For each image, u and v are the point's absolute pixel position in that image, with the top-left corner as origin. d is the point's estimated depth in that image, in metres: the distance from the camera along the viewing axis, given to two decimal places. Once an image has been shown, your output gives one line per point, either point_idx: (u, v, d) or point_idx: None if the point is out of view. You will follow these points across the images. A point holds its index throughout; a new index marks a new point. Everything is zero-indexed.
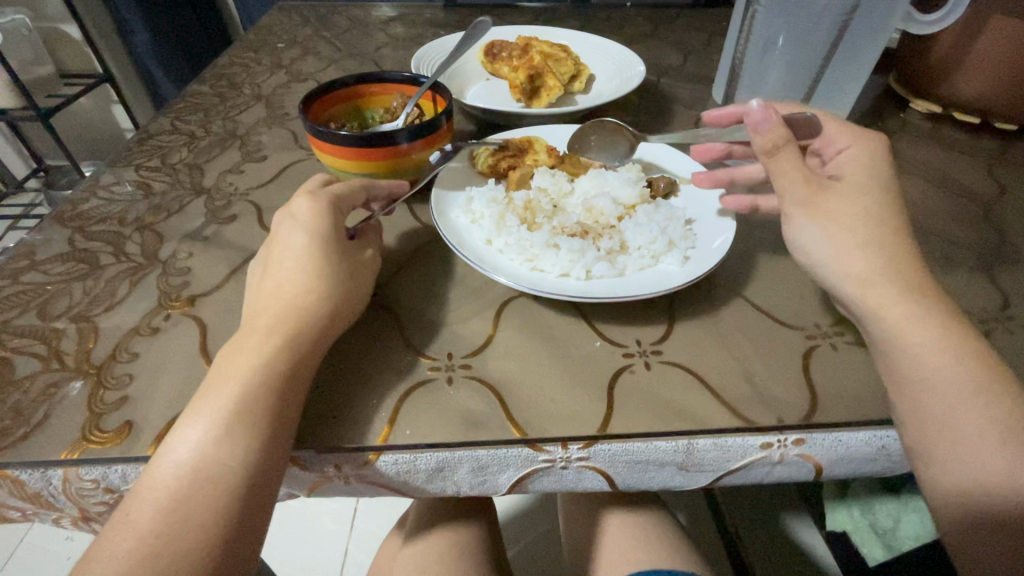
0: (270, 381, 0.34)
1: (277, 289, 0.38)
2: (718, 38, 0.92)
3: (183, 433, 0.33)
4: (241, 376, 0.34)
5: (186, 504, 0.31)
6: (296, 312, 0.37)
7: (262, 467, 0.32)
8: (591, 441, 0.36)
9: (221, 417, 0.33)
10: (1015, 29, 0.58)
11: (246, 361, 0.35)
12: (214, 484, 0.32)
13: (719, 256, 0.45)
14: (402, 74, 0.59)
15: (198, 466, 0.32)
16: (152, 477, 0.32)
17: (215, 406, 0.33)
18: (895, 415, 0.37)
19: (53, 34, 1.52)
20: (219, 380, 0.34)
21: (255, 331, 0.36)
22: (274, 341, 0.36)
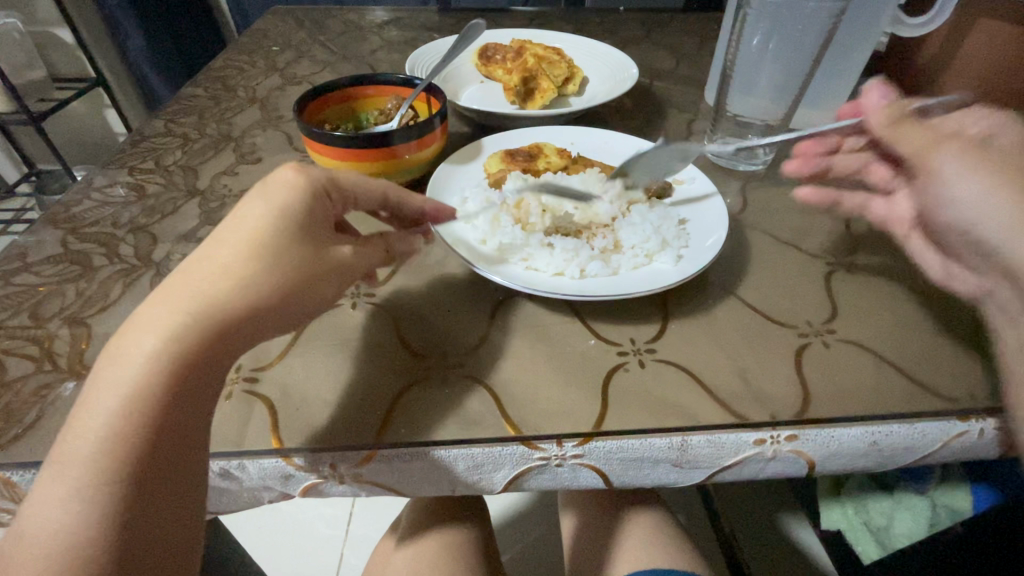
0: (150, 407, 0.29)
1: (177, 284, 0.31)
2: (710, 41, 0.93)
3: (56, 471, 0.29)
4: (116, 402, 0.29)
5: (66, 562, 0.27)
6: (200, 315, 0.31)
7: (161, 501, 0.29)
8: (586, 438, 0.36)
9: (95, 450, 0.28)
10: (999, 31, 0.59)
11: (128, 381, 0.29)
12: (93, 537, 0.28)
13: (711, 254, 0.45)
14: (396, 76, 0.60)
15: (71, 518, 0.28)
16: (26, 525, 0.28)
17: (85, 437, 0.29)
18: (887, 411, 0.37)
19: (46, 39, 1.52)
20: (91, 404, 0.29)
21: (142, 341, 0.30)
22: (157, 354, 0.30)
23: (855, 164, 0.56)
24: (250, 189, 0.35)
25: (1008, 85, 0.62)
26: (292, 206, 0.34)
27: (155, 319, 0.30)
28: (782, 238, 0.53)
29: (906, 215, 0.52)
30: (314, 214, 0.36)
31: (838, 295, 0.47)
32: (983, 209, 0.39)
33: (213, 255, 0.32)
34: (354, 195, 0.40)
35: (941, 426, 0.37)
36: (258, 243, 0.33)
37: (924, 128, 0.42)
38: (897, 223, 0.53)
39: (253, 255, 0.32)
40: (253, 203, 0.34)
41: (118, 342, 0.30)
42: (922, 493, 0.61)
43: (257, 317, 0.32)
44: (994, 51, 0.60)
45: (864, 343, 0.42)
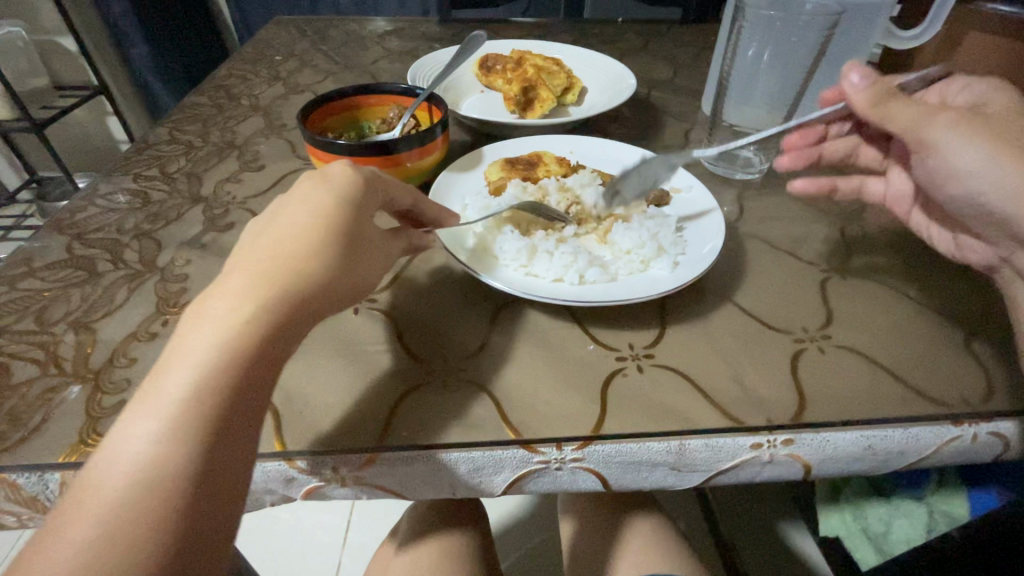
0: (234, 369, 0.30)
1: (255, 254, 0.34)
2: (707, 52, 0.95)
3: (132, 420, 0.29)
4: (196, 358, 0.30)
5: (132, 510, 0.27)
6: (276, 284, 0.32)
7: (235, 459, 0.29)
8: (585, 442, 0.36)
9: (178, 400, 0.29)
10: (988, 44, 0.60)
11: (207, 336, 0.30)
12: (163, 489, 0.27)
13: (708, 261, 0.46)
14: (398, 86, 0.61)
15: (144, 467, 0.27)
16: (95, 471, 0.28)
17: (165, 388, 0.29)
18: (880, 416, 0.38)
19: (50, 47, 1.53)
20: (172, 356, 0.30)
21: (219, 303, 0.31)
22: (242, 317, 0.31)
23: (840, 151, 0.63)
24: (314, 179, 0.38)
25: None
26: (357, 197, 0.37)
27: (237, 286, 0.32)
28: (778, 245, 0.54)
29: (906, 190, 0.58)
30: (367, 203, 0.38)
31: (833, 302, 0.47)
32: (987, 166, 0.42)
33: (291, 232, 0.34)
34: (393, 196, 0.41)
35: (934, 431, 0.38)
36: (327, 226, 0.35)
37: (906, 103, 0.45)
38: (896, 201, 0.59)
39: (320, 236, 0.34)
40: (323, 190, 0.37)
41: (202, 304, 0.32)
42: (920, 499, 0.60)
43: (324, 295, 0.34)
44: (985, 63, 0.62)
45: (859, 348, 0.43)
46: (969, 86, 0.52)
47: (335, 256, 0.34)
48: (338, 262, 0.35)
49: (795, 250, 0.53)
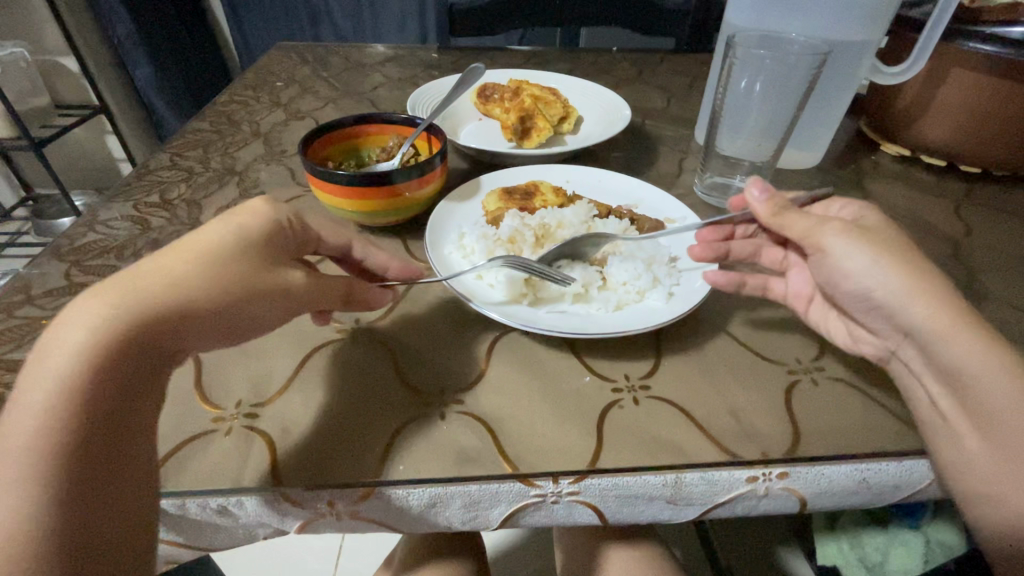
0: (69, 398, 0.30)
1: (111, 286, 0.33)
2: (699, 82, 0.97)
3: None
4: (44, 394, 0.30)
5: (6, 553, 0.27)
6: (123, 309, 0.32)
7: (100, 496, 0.29)
8: (582, 476, 0.36)
9: (25, 439, 0.29)
10: (971, 80, 0.63)
11: (55, 367, 0.30)
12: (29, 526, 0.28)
13: (703, 293, 0.47)
14: (398, 116, 0.62)
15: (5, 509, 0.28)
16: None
17: (19, 427, 0.29)
18: (873, 450, 0.38)
19: (52, 67, 1.55)
20: (25, 395, 0.30)
21: (68, 336, 0.31)
22: (91, 345, 0.31)
23: (747, 250, 0.52)
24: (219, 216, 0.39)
25: (982, 130, 0.65)
26: (255, 228, 0.38)
27: (81, 315, 0.32)
28: None
29: (804, 291, 0.48)
30: (277, 231, 0.39)
31: (826, 334, 0.48)
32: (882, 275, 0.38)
33: (151, 265, 0.35)
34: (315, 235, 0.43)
35: (927, 464, 0.38)
36: (206, 254, 0.35)
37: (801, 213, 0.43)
38: (795, 300, 0.49)
39: (193, 265, 0.35)
40: (212, 226, 0.37)
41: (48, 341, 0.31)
42: (916, 528, 0.61)
43: (194, 316, 0.34)
44: (968, 99, 0.64)
45: (852, 381, 0.43)
46: (847, 205, 0.49)
47: (205, 282, 0.34)
48: (207, 284, 0.34)
49: None
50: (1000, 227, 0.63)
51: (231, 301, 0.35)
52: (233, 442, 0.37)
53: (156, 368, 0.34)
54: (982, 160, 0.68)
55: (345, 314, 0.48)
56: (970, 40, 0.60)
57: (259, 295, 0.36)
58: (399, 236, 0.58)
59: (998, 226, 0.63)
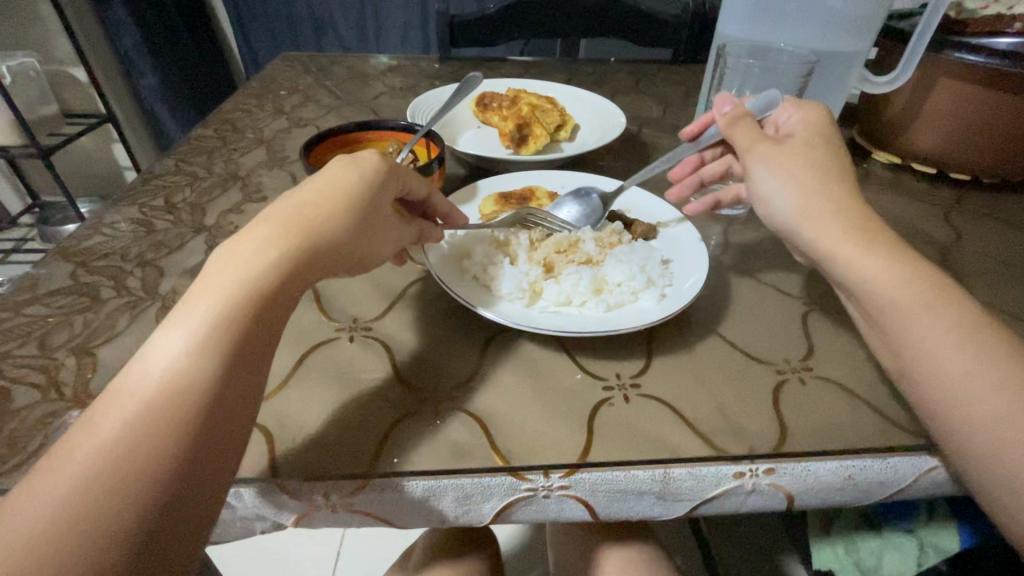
0: (241, 305, 0.33)
1: (279, 211, 0.37)
2: (695, 93, 0.99)
3: (155, 345, 0.31)
4: (219, 294, 0.33)
5: (147, 424, 0.28)
6: (294, 234, 0.36)
7: (245, 397, 0.32)
8: (572, 470, 0.37)
9: (202, 330, 0.31)
10: (958, 89, 0.64)
11: (235, 273, 0.34)
12: (180, 406, 0.29)
13: (694, 293, 0.48)
14: (398, 123, 0.64)
15: (164, 381, 0.30)
16: (124, 381, 0.30)
17: (192, 317, 0.32)
18: (860, 446, 0.39)
19: (60, 77, 1.57)
20: (195, 295, 0.33)
21: (244, 246, 0.35)
22: (266, 261, 0.35)
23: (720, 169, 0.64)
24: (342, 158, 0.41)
25: (970, 139, 0.66)
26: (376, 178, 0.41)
27: (259, 233, 0.36)
28: (762, 279, 0.56)
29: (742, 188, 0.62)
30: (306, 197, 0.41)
31: (814, 335, 0.49)
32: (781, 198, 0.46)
33: (310, 197, 0.38)
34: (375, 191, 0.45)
35: (911, 461, 0.39)
36: (350, 196, 0.39)
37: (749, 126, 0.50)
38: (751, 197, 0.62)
39: (345, 207, 0.39)
40: (349, 168, 0.41)
41: (230, 247, 0.35)
42: (909, 532, 0.61)
43: (339, 254, 0.38)
44: (957, 108, 0.65)
45: (839, 380, 0.44)
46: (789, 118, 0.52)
47: (352, 223, 0.39)
48: (352, 226, 0.39)
49: (778, 283, 0.55)
50: (988, 234, 0.64)
51: (362, 243, 0.40)
52: None
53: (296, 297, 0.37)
54: (970, 167, 0.69)
55: (342, 313, 0.49)
56: (958, 51, 0.62)
57: (378, 235, 0.42)
58: None
59: (986, 232, 0.64)
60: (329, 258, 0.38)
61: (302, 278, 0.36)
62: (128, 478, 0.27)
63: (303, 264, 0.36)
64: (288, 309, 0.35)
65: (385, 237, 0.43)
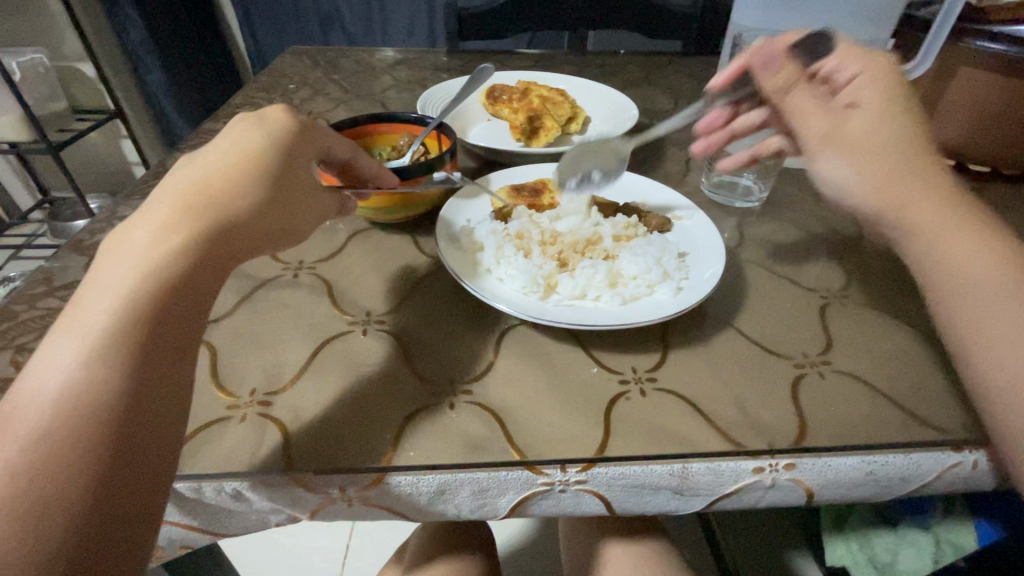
0: (146, 295, 0.31)
1: (178, 189, 0.35)
2: (707, 84, 0.98)
3: (46, 357, 0.29)
4: (121, 286, 0.31)
5: (60, 431, 0.27)
6: (205, 219, 0.34)
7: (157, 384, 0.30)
8: (589, 464, 0.37)
9: (102, 330, 0.29)
10: (979, 78, 0.63)
11: (134, 263, 0.31)
12: (87, 410, 0.28)
13: (710, 286, 0.47)
14: (409, 115, 0.63)
15: (66, 391, 0.28)
16: (18, 399, 0.28)
17: (88, 320, 0.30)
18: (881, 441, 0.38)
19: (69, 72, 1.58)
20: (87, 298, 0.30)
21: (142, 234, 0.33)
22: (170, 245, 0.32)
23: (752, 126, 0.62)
24: (251, 126, 0.40)
25: (991, 129, 0.65)
26: None
27: (157, 219, 0.33)
28: (778, 271, 0.55)
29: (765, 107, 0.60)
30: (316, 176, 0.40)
31: (833, 329, 0.48)
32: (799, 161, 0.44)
33: (208, 173, 0.36)
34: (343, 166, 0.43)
35: (935, 457, 0.38)
36: (254, 163, 0.38)
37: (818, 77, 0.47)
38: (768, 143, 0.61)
39: (254, 179, 0.37)
40: (250, 134, 0.39)
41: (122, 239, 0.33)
42: (926, 528, 0.59)
43: (255, 228, 0.36)
44: (976, 98, 0.64)
45: (860, 374, 0.44)
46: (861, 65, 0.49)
47: (264, 194, 0.37)
48: (270, 201, 0.37)
49: (796, 276, 0.54)
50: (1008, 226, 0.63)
51: (281, 214, 0.38)
52: (249, 427, 0.38)
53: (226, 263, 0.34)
54: (991, 158, 0.68)
55: (356, 306, 0.49)
56: (977, 39, 0.61)
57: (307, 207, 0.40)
58: (410, 232, 0.59)
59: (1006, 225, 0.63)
60: (246, 232, 0.36)
61: (217, 257, 0.34)
62: (37, 499, 0.26)
63: (215, 242, 0.34)
64: (210, 291, 0.34)
65: (312, 207, 0.41)
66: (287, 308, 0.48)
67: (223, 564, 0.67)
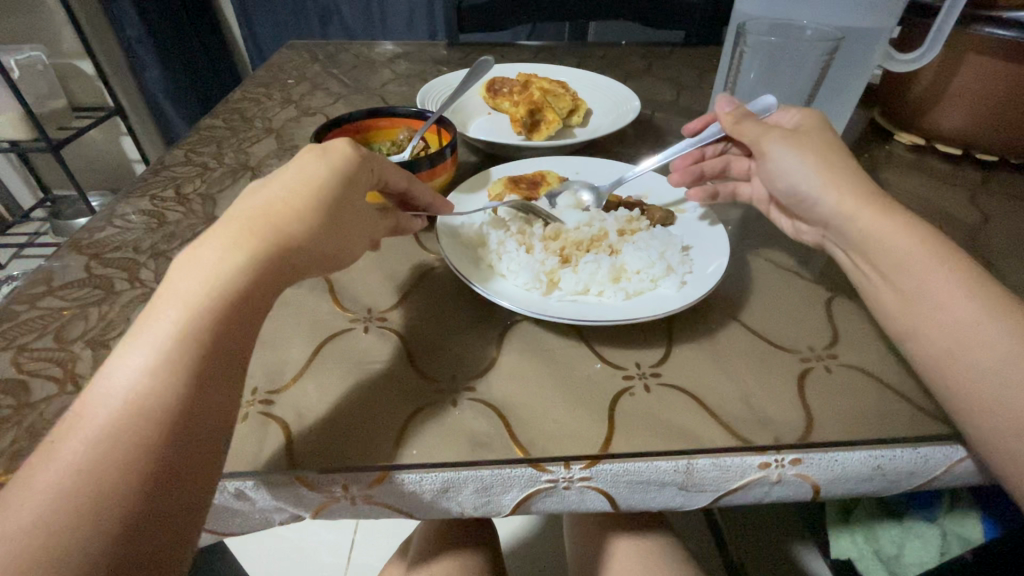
0: (203, 318, 0.31)
1: (250, 209, 0.35)
2: (709, 74, 0.97)
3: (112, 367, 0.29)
4: (175, 303, 0.31)
5: (123, 444, 0.27)
6: (259, 232, 0.34)
7: (212, 400, 0.30)
8: (593, 461, 0.37)
9: (166, 347, 0.29)
10: (987, 66, 0.61)
11: (202, 279, 0.31)
12: (143, 429, 0.28)
13: (716, 279, 0.47)
14: (409, 109, 0.63)
15: (122, 405, 0.28)
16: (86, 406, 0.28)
17: (154, 327, 0.30)
18: (888, 435, 0.38)
19: (68, 70, 1.57)
20: (156, 307, 0.31)
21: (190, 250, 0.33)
22: (219, 265, 0.32)
23: (718, 167, 0.61)
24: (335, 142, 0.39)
25: (998, 118, 0.64)
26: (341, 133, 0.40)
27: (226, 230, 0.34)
28: (783, 264, 0.54)
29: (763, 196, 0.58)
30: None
31: (839, 322, 0.48)
32: None
33: (270, 190, 0.36)
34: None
35: (943, 451, 0.38)
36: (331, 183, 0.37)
37: None
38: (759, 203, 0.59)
39: (314, 204, 0.36)
40: None
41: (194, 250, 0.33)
42: (931, 521, 0.58)
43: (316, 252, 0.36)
44: (984, 86, 0.62)
45: (867, 368, 0.43)
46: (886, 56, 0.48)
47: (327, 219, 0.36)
48: None
49: (801, 269, 0.54)
50: (1016, 217, 0.62)
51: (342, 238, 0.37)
52: (250, 426, 0.38)
53: (274, 274, 0.34)
54: (998, 147, 0.67)
55: (357, 303, 0.49)
56: (985, 25, 0.59)
57: None
58: None
59: (1014, 215, 0.62)
60: (306, 255, 0.35)
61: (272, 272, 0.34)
62: (100, 505, 0.26)
63: (275, 265, 0.34)
64: (262, 313, 0.33)
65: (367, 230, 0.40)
66: (288, 306, 0.48)
67: (228, 560, 0.67)
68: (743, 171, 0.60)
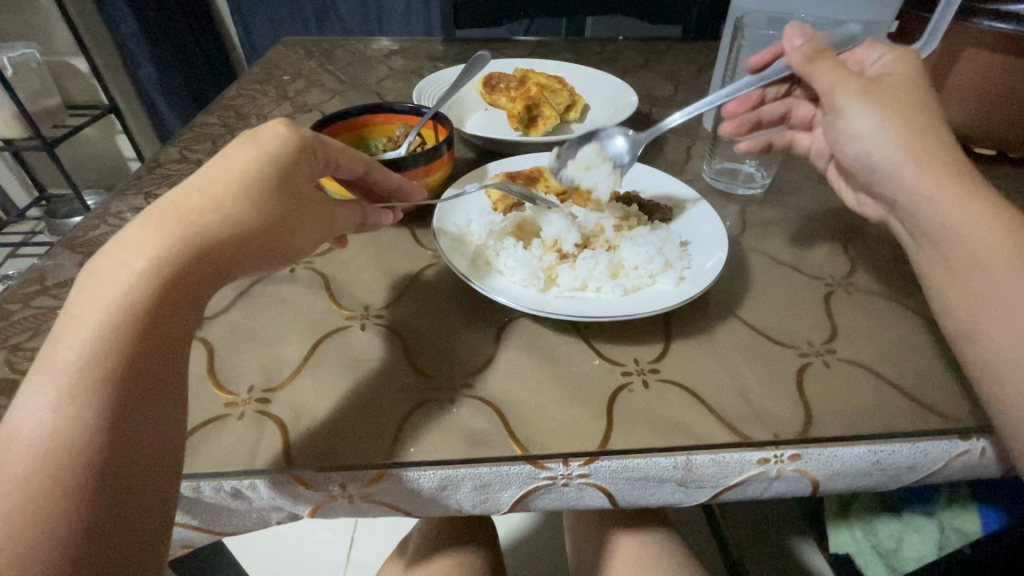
0: (126, 332, 0.30)
1: (161, 217, 0.33)
2: (707, 69, 0.96)
3: (41, 385, 0.28)
4: (110, 310, 0.30)
5: (60, 461, 0.27)
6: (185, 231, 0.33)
7: (148, 403, 0.30)
8: (592, 458, 0.36)
9: (88, 370, 0.29)
10: (986, 60, 0.61)
11: (120, 296, 0.30)
12: (62, 465, 0.27)
13: (714, 275, 0.47)
14: (405, 105, 0.62)
15: (40, 443, 0.27)
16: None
17: (80, 338, 0.29)
18: (886, 430, 0.38)
19: (61, 68, 1.56)
20: (59, 337, 0.29)
21: (124, 254, 0.31)
22: (155, 268, 0.32)
23: (779, 112, 0.64)
24: (242, 137, 0.38)
25: (997, 111, 0.64)
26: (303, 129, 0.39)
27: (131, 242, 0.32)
28: (781, 259, 0.54)
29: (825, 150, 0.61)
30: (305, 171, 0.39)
31: (837, 316, 0.47)
32: None
33: (181, 198, 0.34)
34: (336, 160, 0.42)
35: (942, 445, 0.38)
36: (244, 179, 0.36)
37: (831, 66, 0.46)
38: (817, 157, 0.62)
39: (254, 204, 0.36)
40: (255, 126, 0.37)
41: (93, 268, 0.31)
42: (930, 515, 0.58)
43: (240, 248, 0.35)
44: (982, 79, 0.62)
45: (866, 362, 0.43)
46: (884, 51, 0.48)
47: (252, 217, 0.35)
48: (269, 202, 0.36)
49: (800, 264, 0.54)
50: (1014, 210, 0.62)
51: (273, 232, 0.37)
52: (247, 424, 0.37)
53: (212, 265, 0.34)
54: (997, 141, 0.67)
55: (354, 301, 0.48)
56: (984, 18, 0.59)
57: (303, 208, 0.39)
58: (407, 224, 0.58)
59: (1012, 208, 0.62)
60: (230, 250, 0.35)
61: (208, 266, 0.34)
62: (47, 520, 0.26)
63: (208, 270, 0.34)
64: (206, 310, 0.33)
65: (307, 221, 0.40)
66: (284, 303, 0.48)
67: (227, 559, 0.67)
68: (806, 118, 0.64)
